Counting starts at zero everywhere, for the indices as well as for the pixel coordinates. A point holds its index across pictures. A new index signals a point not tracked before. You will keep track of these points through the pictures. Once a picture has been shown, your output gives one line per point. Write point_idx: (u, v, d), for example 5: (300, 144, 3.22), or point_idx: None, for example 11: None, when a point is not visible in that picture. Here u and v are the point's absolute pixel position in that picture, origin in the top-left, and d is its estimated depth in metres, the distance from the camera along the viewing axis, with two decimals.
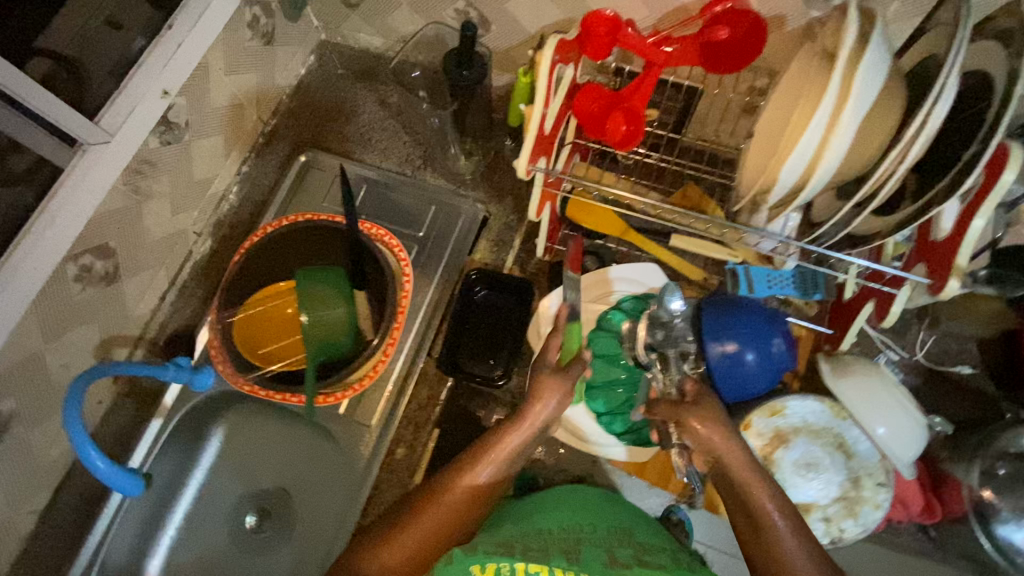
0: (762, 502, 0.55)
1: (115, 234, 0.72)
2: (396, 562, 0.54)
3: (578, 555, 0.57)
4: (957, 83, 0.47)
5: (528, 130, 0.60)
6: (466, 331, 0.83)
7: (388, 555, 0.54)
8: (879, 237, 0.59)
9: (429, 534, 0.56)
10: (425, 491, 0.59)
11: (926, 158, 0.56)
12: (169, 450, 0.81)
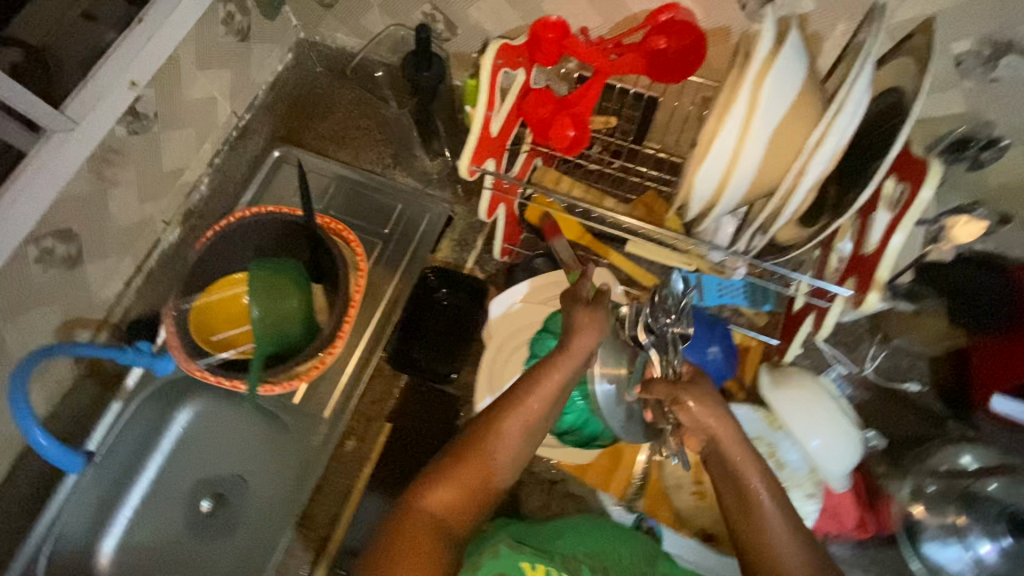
0: (760, 497, 0.54)
1: (79, 219, 0.75)
2: (440, 509, 0.53)
3: None
4: (861, 92, 0.47)
5: (471, 131, 0.62)
6: (421, 329, 0.83)
7: (431, 500, 0.53)
8: (797, 247, 0.60)
9: (483, 471, 0.54)
10: (476, 430, 0.56)
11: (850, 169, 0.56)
12: (126, 434, 0.87)
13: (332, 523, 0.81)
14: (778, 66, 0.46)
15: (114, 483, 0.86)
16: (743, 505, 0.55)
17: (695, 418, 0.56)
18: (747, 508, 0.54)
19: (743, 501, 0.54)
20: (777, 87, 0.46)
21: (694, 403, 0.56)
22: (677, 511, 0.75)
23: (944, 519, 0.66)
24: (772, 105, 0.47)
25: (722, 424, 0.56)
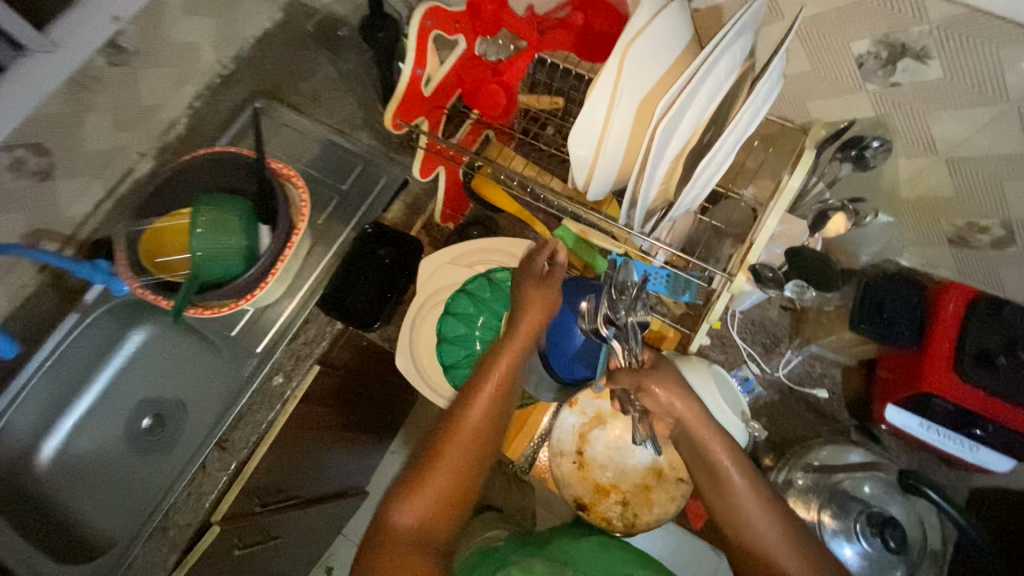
0: (727, 471, 0.61)
1: (52, 136, 0.81)
2: (418, 526, 0.59)
3: None
4: (726, 57, 0.48)
5: (398, 84, 0.66)
6: (355, 279, 0.86)
7: (408, 515, 0.59)
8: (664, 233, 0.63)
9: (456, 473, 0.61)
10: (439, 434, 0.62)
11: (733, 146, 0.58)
12: (77, 345, 0.91)
13: (250, 448, 0.85)
14: (641, 38, 0.48)
15: (61, 392, 0.92)
16: (720, 489, 0.61)
17: (664, 406, 0.62)
18: (725, 491, 0.61)
19: (719, 484, 0.61)
20: (639, 56, 0.48)
21: (660, 386, 0.62)
22: (557, 480, 0.79)
23: (806, 512, 0.67)
24: (637, 73, 0.49)
25: (692, 409, 0.62)
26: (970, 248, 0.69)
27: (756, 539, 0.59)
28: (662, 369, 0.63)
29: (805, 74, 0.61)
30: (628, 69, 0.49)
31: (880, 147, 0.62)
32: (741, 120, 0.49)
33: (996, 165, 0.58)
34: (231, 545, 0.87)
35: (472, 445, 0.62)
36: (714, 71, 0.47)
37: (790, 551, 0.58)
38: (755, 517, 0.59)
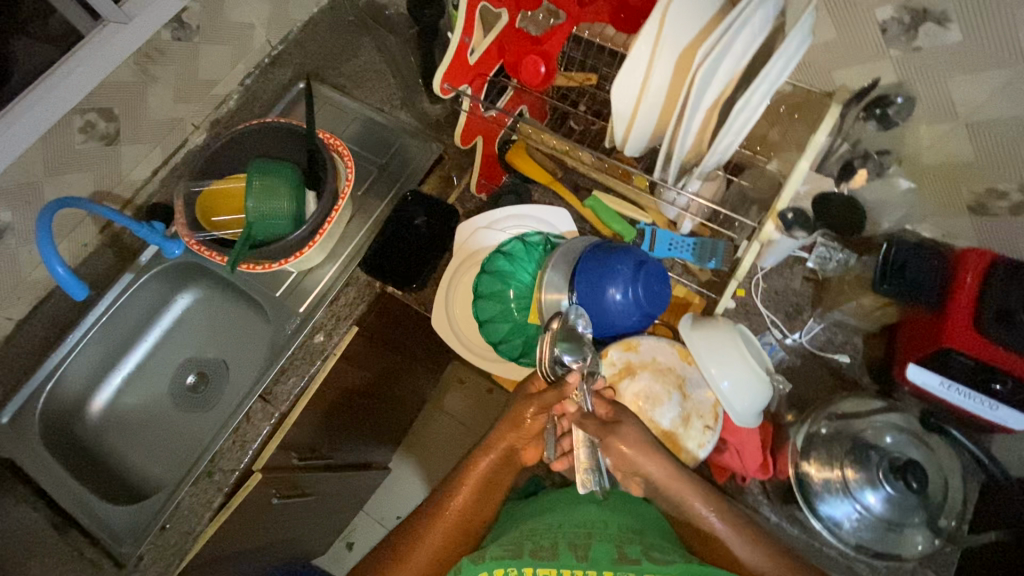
0: (707, 518, 0.67)
1: (120, 103, 0.87)
2: None
3: (589, 552, 0.71)
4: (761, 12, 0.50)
5: (446, 51, 0.72)
6: (394, 243, 0.90)
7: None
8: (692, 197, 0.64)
9: (436, 545, 0.70)
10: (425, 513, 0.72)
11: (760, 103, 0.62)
12: (131, 303, 0.97)
13: (292, 400, 0.89)
14: None
15: (114, 346, 0.98)
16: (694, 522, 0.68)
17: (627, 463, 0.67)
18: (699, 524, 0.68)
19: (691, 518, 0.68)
20: (681, 9, 0.51)
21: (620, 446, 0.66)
22: None
23: (832, 472, 0.67)
24: (676, 27, 0.52)
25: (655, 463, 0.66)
26: (988, 216, 0.71)
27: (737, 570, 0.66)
28: (624, 421, 0.67)
29: (831, 42, 0.65)
30: (670, 22, 0.52)
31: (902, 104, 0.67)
32: (772, 71, 0.51)
33: (1012, 127, 0.61)
34: (269, 494, 0.91)
35: (464, 509, 0.72)
36: (752, 23, 0.50)
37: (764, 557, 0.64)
38: (731, 543, 0.66)
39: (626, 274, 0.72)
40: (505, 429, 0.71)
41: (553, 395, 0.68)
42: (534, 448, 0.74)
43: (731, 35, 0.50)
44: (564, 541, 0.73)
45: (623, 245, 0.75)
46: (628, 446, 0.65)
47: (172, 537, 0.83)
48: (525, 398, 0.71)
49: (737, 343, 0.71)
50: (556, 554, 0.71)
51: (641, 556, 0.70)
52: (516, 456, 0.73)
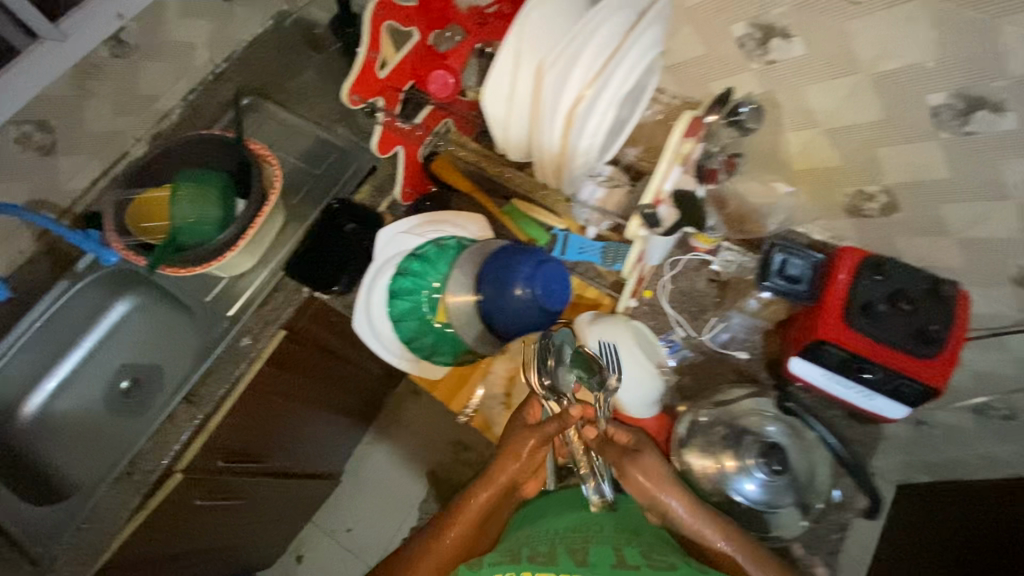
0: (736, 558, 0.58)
1: (56, 115, 0.91)
2: None
3: (586, 556, 0.57)
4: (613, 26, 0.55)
5: (353, 65, 0.76)
6: (319, 249, 0.94)
7: None
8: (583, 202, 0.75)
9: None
10: (415, 547, 0.63)
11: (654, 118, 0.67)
12: (64, 309, 0.98)
13: (216, 403, 0.91)
14: (538, 10, 0.55)
15: (50, 351, 1.00)
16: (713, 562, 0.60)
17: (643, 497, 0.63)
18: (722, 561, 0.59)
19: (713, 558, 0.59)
20: (536, 23, 0.56)
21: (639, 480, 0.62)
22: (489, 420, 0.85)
23: (708, 461, 0.70)
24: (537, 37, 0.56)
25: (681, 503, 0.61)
26: (864, 216, 0.77)
27: None
28: (645, 451, 0.64)
29: (702, 57, 0.70)
30: (523, 34, 0.56)
31: (752, 111, 0.68)
32: (617, 79, 0.55)
33: (864, 133, 0.66)
34: (191, 497, 0.93)
35: (460, 546, 0.62)
36: (599, 33, 0.54)
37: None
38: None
39: (525, 274, 0.76)
40: (505, 464, 0.65)
41: (557, 426, 0.64)
42: (533, 482, 0.71)
43: (580, 44, 0.54)
44: (560, 545, 0.60)
45: (526, 247, 0.80)
46: (651, 477, 0.61)
47: (89, 537, 0.85)
48: (523, 430, 0.66)
49: (627, 335, 0.75)
50: (553, 558, 0.58)
51: (643, 560, 0.57)
52: (515, 492, 0.67)
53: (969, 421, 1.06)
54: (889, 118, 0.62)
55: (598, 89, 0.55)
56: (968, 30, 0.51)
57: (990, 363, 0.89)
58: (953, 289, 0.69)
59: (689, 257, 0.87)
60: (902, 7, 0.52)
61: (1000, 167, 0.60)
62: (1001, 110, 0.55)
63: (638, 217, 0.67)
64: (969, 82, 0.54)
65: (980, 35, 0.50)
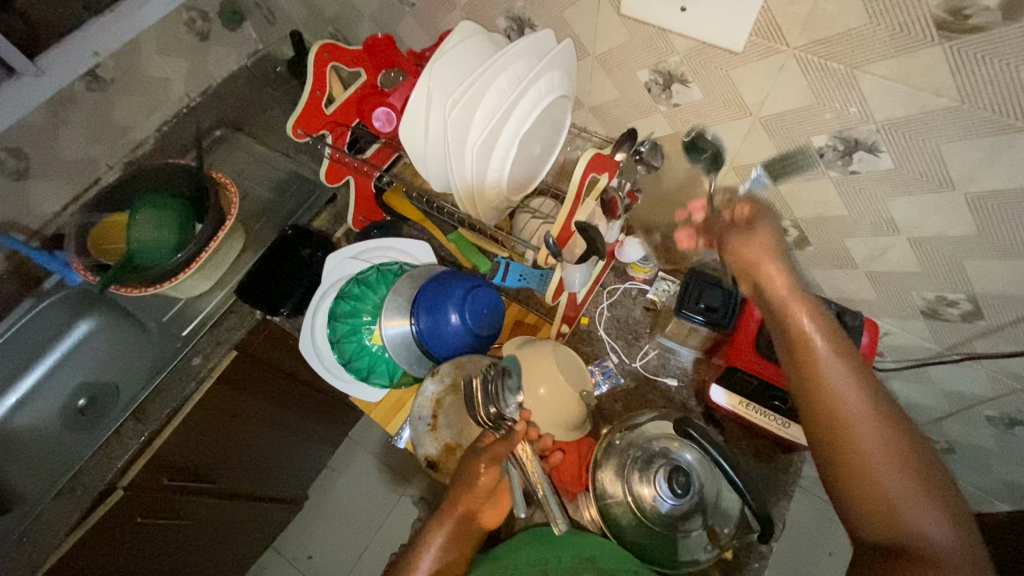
0: (818, 348, 0.53)
1: (30, 144, 0.97)
2: None
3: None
4: (507, 76, 0.62)
5: (299, 101, 0.81)
6: (269, 271, 0.97)
7: None
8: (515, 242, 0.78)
9: None
10: None
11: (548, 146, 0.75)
12: (27, 327, 1.03)
13: (162, 420, 0.94)
14: (445, 55, 0.62)
15: (14, 365, 1.03)
16: (831, 427, 0.50)
17: (746, 262, 0.60)
18: (847, 424, 0.49)
19: (832, 427, 0.49)
20: (443, 67, 0.62)
21: (756, 251, 0.60)
22: (415, 441, 0.85)
23: (621, 480, 0.72)
24: (444, 85, 0.63)
25: (824, 348, 0.53)
26: (781, 249, 0.81)
27: (882, 485, 0.46)
28: (757, 224, 0.61)
29: (618, 99, 0.75)
30: (432, 75, 0.62)
31: (650, 149, 0.74)
32: (514, 120, 0.64)
33: (767, 170, 0.70)
34: (134, 512, 0.97)
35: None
36: (497, 76, 0.61)
37: (942, 519, 0.44)
38: (855, 408, 0.49)
39: (459, 299, 0.80)
40: (461, 493, 0.69)
41: (504, 445, 0.68)
42: (495, 510, 0.71)
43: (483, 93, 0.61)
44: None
45: (457, 273, 0.83)
46: (748, 243, 0.60)
47: (28, 550, 0.87)
48: (478, 454, 0.69)
49: (550, 362, 0.75)
50: None
51: None
52: (474, 522, 0.69)
53: None
54: (784, 158, 0.67)
55: (496, 124, 0.61)
56: (831, 79, 0.55)
57: (919, 395, 0.91)
58: (857, 319, 0.72)
59: (625, 285, 0.92)
60: (773, 58, 0.57)
61: (886, 205, 0.63)
62: (876, 151, 0.59)
63: (545, 249, 0.69)
64: (843, 125, 0.58)
65: (844, 83, 0.55)
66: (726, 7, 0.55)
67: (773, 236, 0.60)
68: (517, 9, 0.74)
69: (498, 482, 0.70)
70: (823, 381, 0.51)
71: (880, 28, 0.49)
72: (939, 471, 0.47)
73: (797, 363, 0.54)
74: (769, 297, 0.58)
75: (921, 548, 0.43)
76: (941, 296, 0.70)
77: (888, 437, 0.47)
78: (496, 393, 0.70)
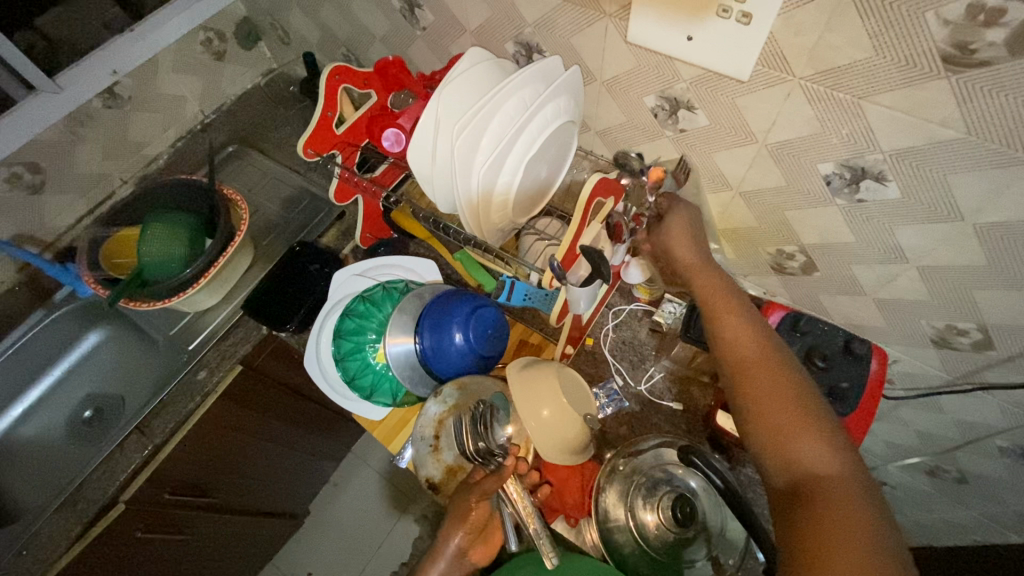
0: (714, 308, 0.64)
1: (48, 159, 0.98)
2: None
3: None
4: (514, 104, 0.62)
5: (309, 121, 0.82)
6: (276, 286, 0.97)
7: None
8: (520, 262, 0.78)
9: None
10: None
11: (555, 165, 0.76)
12: (36, 339, 1.03)
13: (165, 435, 0.95)
14: (455, 80, 0.63)
15: (22, 374, 1.04)
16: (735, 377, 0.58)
17: (665, 243, 0.71)
18: (747, 373, 0.57)
19: (736, 378, 0.58)
20: (450, 94, 0.63)
21: (673, 235, 0.70)
22: (415, 460, 0.85)
23: (623, 508, 0.71)
24: (452, 112, 0.64)
25: (734, 317, 0.62)
26: (787, 274, 0.81)
27: (776, 417, 0.53)
28: (676, 212, 0.71)
29: (624, 123, 0.76)
30: (440, 102, 0.63)
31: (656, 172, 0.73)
32: (520, 145, 0.65)
33: (772, 196, 0.70)
34: (134, 527, 0.97)
35: None
36: (504, 102, 0.62)
37: (825, 448, 0.50)
38: (763, 359, 0.57)
39: (462, 317, 0.80)
40: (451, 530, 0.72)
41: (493, 481, 0.70)
42: (483, 547, 0.73)
43: (491, 121, 0.62)
44: None
45: (461, 292, 0.83)
46: (667, 231, 0.71)
47: (25, 566, 0.86)
48: (469, 490, 0.72)
49: (553, 384, 0.74)
50: None
51: None
52: (464, 558, 0.73)
53: (925, 484, 1.04)
54: (790, 184, 0.67)
55: (503, 148, 0.62)
56: (837, 109, 0.55)
57: (928, 424, 0.90)
58: (865, 346, 0.72)
59: (631, 307, 0.92)
60: (779, 87, 0.57)
61: (894, 234, 0.63)
62: (883, 180, 0.59)
63: (548, 272, 0.69)
64: (850, 154, 0.58)
65: (849, 113, 0.55)
66: (733, 38, 0.55)
67: (688, 221, 0.71)
68: (525, 35, 0.75)
69: (490, 517, 0.74)
70: (731, 343, 0.60)
71: (886, 61, 0.49)
72: (828, 413, 0.52)
73: (714, 331, 0.62)
74: (686, 271, 0.69)
75: (806, 472, 0.49)
76: (951, 325, 0.69)
77: (777, 383, 0.55)
78: (487, 425, 0.75)
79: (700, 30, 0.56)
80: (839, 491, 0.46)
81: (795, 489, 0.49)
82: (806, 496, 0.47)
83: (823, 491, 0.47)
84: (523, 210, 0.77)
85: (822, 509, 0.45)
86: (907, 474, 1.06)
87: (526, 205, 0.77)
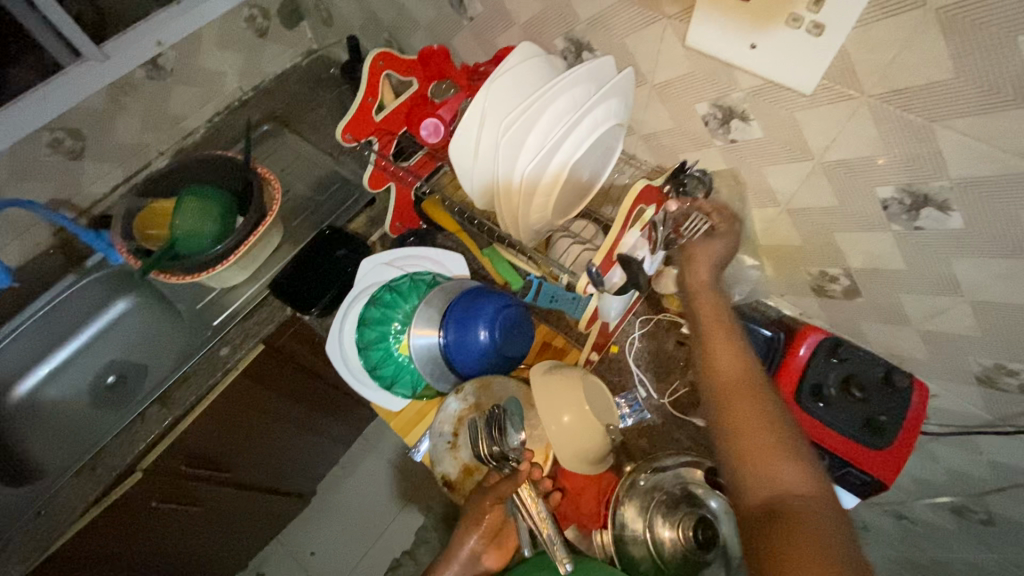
0: (717, 325, 0.65)
1: (88, 126, 0.99)
2: None
3: None
4: (566, 101, 0.61)
5: (350, 107, 0.81)
6: (303, 269, 0.97)
7: None
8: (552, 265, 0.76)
9: None
10: None
11: (598, 168, 0.74)
12: (66, 303, 1.04)
13: (186, 407, 0.94)
14: (506, 74, 0.62)
15: (50, 336, 1.05)
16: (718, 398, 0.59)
17: (691, 259, 0.71)
18: (728, 396, 0.58)
19: (718, 400, 0.58)
20: (500, 87, 0.62)
21: (701, 255, 0.70)
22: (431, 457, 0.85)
23: (641, 521, 0.70)
24: (500, 106, 0.62)
25: (725, 344, 0.63)
26: (828, 296, 0.78)
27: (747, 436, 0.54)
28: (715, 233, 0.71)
29: (672, 130, 0.73)
30: (488, 94, 0.62)
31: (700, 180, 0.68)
32: (567, 144, 0.63)
33: (822, 216, 0.67)
34: (149, 496, 0.99)
35: None
36: (555, 99, 0.61)
37: (798, 470, 0.50)
38: (743, 380, 0.59)
39: (491, 316, 0.79)
40: (466, 531, 0.72)
41: (509, 482, 0.69)
42: (497, 552, 0.73)
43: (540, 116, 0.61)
44: None
45: (489, 291, 0.82)
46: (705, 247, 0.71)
47: (41, 527, 0.87)
48: (485, 492, 0.72)
49: (577, 389, 0.73)
50: None
51: None
52: (477, 562, 0.73)
53: (947, 523, 1.01)
54: (841, 206, 0.64)
55: (550, 145, 0.61)
56: (907, 130, 0.52)
57: (961, 462, 0.86)
58: (907, 379, 0.70)
59: (659, 317, 0.90)
60: (845, 103, 0.54)
61: (949, 265, 0.60)
62: (946, 210, 0.56)
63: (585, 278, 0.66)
64: (913, 179, 0.56)
65: (919, 135, 0.52)
66: (801, 49, 0.52)
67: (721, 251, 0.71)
68: (577, 32, 0.73)
69: (504, 522, 0.73)
70: (718, 365, 0.61)
71: (967, 84, 0.46)
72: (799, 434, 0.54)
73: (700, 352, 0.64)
74: (694, 293, 0.69)
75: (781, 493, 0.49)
76: (999, 364, 0.66)
77: (759, 408, 0.55)
78: (501, 430, 0.73)
79: (766, 38, 0.54)
80: (811, 511, 0.47)
81: (769, 509, 0.49)
82: (783, 515, 0.48)
83: (797, 510, 0.47)
84: (560, 208, 0.73)
85: (793, 528, 0.46)
86: (932, 512, 1.03)
87: (564, 206, 0.74)
